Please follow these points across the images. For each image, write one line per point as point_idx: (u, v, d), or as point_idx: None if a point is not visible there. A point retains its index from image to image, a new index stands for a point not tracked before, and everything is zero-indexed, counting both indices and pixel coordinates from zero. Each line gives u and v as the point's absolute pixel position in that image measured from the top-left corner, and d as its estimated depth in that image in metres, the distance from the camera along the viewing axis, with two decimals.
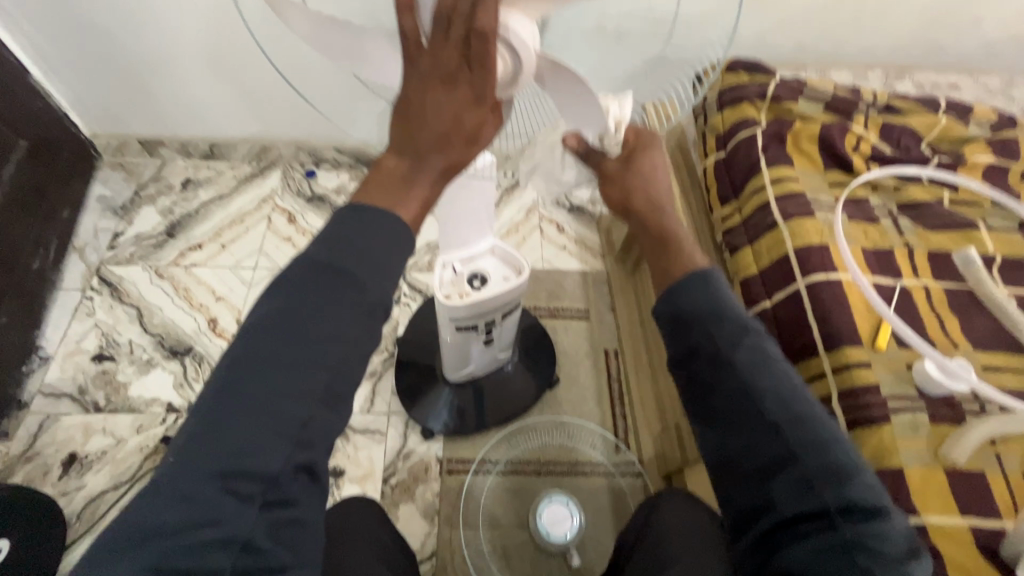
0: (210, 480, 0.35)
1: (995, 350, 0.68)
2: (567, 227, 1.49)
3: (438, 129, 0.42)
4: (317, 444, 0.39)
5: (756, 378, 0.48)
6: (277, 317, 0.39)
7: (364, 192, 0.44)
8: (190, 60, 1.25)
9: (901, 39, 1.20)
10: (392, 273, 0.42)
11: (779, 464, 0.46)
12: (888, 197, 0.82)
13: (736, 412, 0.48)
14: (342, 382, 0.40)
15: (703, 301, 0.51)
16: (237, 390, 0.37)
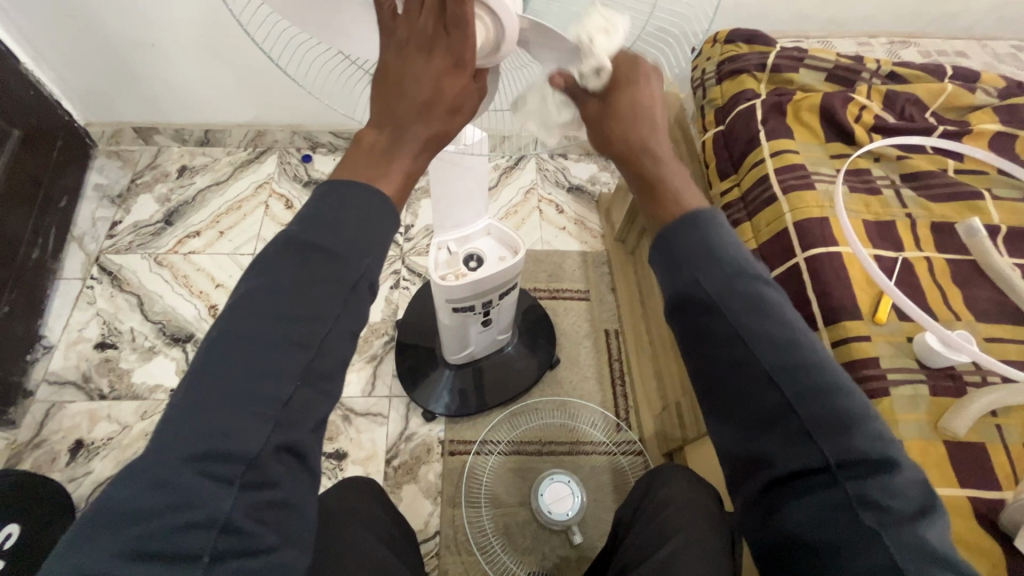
0: (188, 463, 0.35)
1: (998, 321, 0.67)
2: (566, 207, 1.48)
3: (417, 95, 0.41)
4: (300, 425, 0.39)
5: (752, 322, 0.42)
6: (254, 298, 0.39)
7: (344, 167, 0.43)
8: (179, 44, 1.23)
9: (907, 6, 1.17)
10: (373, 250, 0.41)
11: (778, 418, 0.41)
12: (891, 168, 0.80)
13: (731, 361, 0.42)
14: (324, 362, 0.40)
15: (695, 238, 0.43)
16: (214, 369, 0.37)
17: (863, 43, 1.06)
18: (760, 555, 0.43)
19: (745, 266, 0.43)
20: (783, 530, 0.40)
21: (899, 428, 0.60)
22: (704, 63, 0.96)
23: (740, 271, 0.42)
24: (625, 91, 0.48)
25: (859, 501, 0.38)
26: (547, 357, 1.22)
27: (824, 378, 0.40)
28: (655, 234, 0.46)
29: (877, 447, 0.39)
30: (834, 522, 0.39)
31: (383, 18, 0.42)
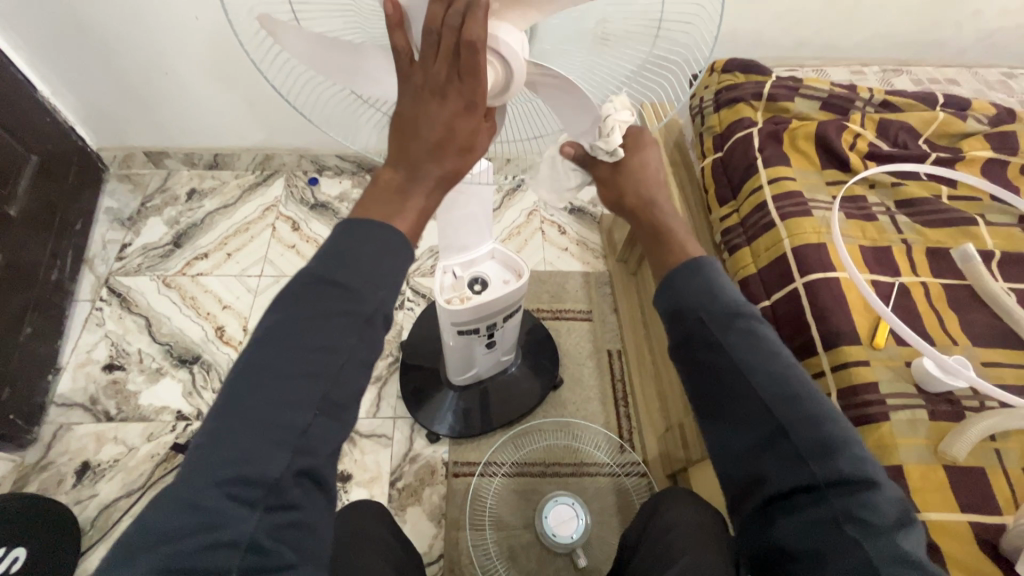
0: (214, 486, 0.36)
1: (995, 346, 0.68)
2: (568, 228, 1.50)
3: (431, 138, 0.44)
4: (318, 451, 0.40)
5: (746, 357, 0.48)
6: (278, 330, 0.40)
7: (362, 204, 0.45)
8: (194, 72, 1.27)
9: (898, 34, 1.20)
10: (390, 284, 0.43)
11: (769, 439, 0.47)
12: (886, 195, 0.82)
13: (729, 391, 0.49)
14: (341, 391, 0.41)
15: (698, 285, 0.51)
16: (238, 399, 0.38)
17: (856, 72, 1.09)
18: (761, 567, 0.48)
19: (741, 309, 0.49)
20: (774, 541, 0.45)
21: (899, 452, 0.61)
22: (702, 91, 0.99)
23: (738, 313, 0.49)
24: (634, 156, 0.60)
25: (845, 516, 0.42)
26: (550, 378, 1.23)
27: (810, 405, 0.46)
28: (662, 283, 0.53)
29: (861, 470, 0.43)
30: (820, 537, 0.43)
31: (401, 66, 0.43)
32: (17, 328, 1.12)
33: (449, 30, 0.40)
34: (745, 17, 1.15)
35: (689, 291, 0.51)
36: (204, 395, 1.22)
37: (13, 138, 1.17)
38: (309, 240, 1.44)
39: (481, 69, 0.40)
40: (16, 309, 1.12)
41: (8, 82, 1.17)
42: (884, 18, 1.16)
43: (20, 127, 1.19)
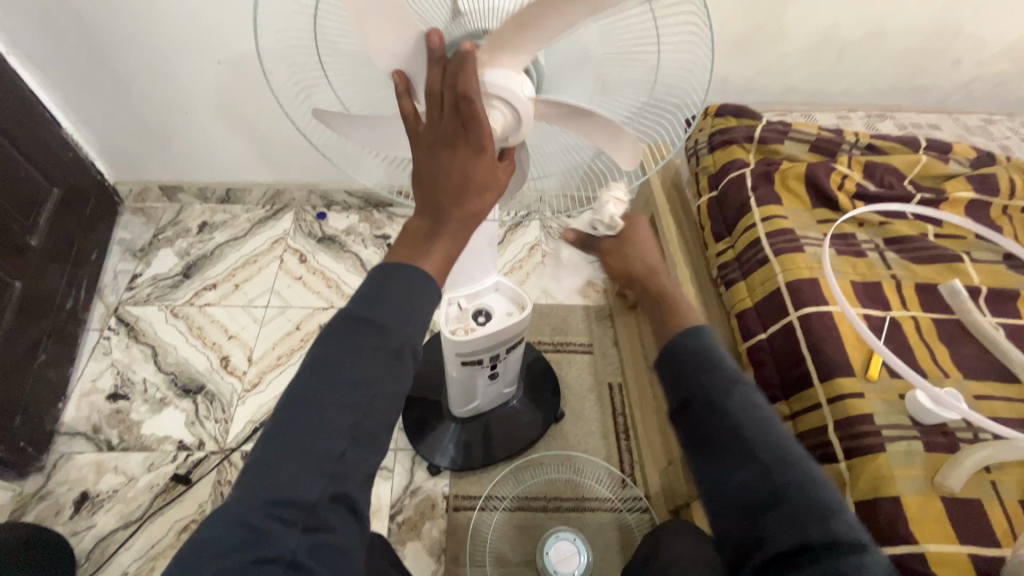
0: (257, 507, 0.38)
1: (986, 379, 0.70)
2: (569, 263, 1.53)
3: (450, 184, 0.46)
4: (350, 478, 0.42)
5: (747, 420, 0.49)
6: (319, 365, 0.43)
7: (394, 252, 0.48)
8: (212, 114, 1.34)
9: (882, 82, 1.27)
10: (416, 317, 0.46)
11: (768, 500, 0.46)
12: (875, 232, 0.85)
13: (728, 451, 0.49)
14: (374, 419, 0.43)
15: (699, 348, 0.53)
16: (285, 429, 0.41)
17: (843, 117, 1.15)
18: None
19: (741, 376, 0.52)
20: None
21: (897, 483, 0.62)
22: (697, 134, 1.04)
23: (737, 380, 0.52)
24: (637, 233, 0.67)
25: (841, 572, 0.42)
26: (552, 411, 1.24)
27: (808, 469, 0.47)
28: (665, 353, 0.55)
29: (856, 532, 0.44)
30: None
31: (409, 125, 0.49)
32: (31, 356, 1.14)
33: (448, 91, 0.46)
34: (736, 65, 1.22)
35: (690, 356, 0.53)
36: (206, 425, 1.22)
37: (37, 172, 1.22)
38: (316, 272, 1.47)
39: (479, 113, 0.44)
40: (30, 338, 1.14)
41: (37, 120, 1.23)
42: (867, 67, 1.23)
43: (45, 162, 1.25)
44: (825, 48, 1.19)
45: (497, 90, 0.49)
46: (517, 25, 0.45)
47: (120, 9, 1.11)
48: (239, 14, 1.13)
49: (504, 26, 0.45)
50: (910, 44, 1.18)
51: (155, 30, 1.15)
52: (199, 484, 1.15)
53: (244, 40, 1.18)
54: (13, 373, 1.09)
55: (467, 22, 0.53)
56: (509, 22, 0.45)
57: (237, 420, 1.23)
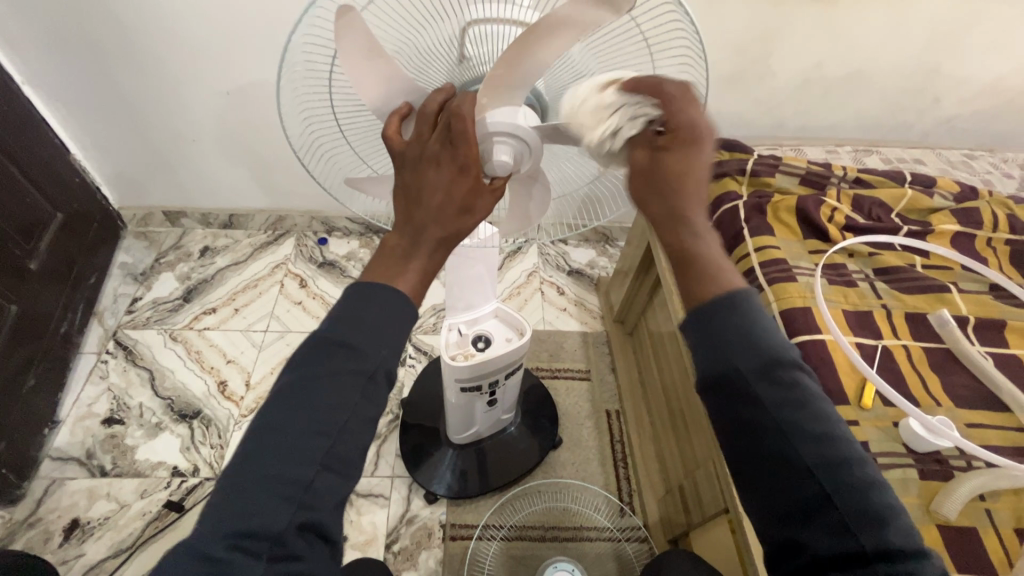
0: (223, 538, 0.38)
1: (976, 408, 0.71)
2: (566, 289, 1.55)
3: (432, 200, 0.48)
4: (320, 506, 0.42)
5: (793, 416, 0.43)
6: (287, 391, 0.43)
7: (368, 271, 0.49)
8: (217, 143, 1.37)
9: (868, 119, 1.32)
10: (391, 339, 0.46)
11: (814, 502, 0.42)
12: (864, 263, 0.88)
13: (770, 442, 0.44)
14: (345, 446, 0.43)
15: (738, 322, 0.44)
16: (253, 456, 0.41)
17: (831, 152, 1.19)
18: None
19: (784, 357, 0.44)
20: None
21: None
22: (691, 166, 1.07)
23: (781, 362, 0.44)
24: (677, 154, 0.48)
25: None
26: (549, 438, 1.24)
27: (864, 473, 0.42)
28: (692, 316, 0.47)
29: (911, 541, 0.40)
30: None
31: (395, 147, 0.51)
32: (22, 379, 1.14)
33: (445, 115, 0.49)
34: (728, 100, 1.27)
35: (727, 327, 0.44)
36: (201, 451, 1.21)
37: (42, 196, 1.25)
38: (316, 297, 1.49)
39: (468, 132, 0.47)
40: (21, 361, 1.14)
41: (46, 146, 1.26)
42: (853, 104, 1.28)
43: (51, 187, 1.27)
44: (812, 85, 1.24)
45: (500, 126, 0.52)
46: (508, 64, 0.49)
47: (131, 42, 1.15)
48: (248, 49, 1.17)
49: (494, 68, 0.48)
50: (892, 83, 1.24)
51: (165, 63, 1.19)
52: (193, 510, 1.14)
53: (252, 73, 1.22)
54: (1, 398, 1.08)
55: (474, 66, 0.57)
56: (498, 64, 0.48)
57: (233, 445, 1.22)
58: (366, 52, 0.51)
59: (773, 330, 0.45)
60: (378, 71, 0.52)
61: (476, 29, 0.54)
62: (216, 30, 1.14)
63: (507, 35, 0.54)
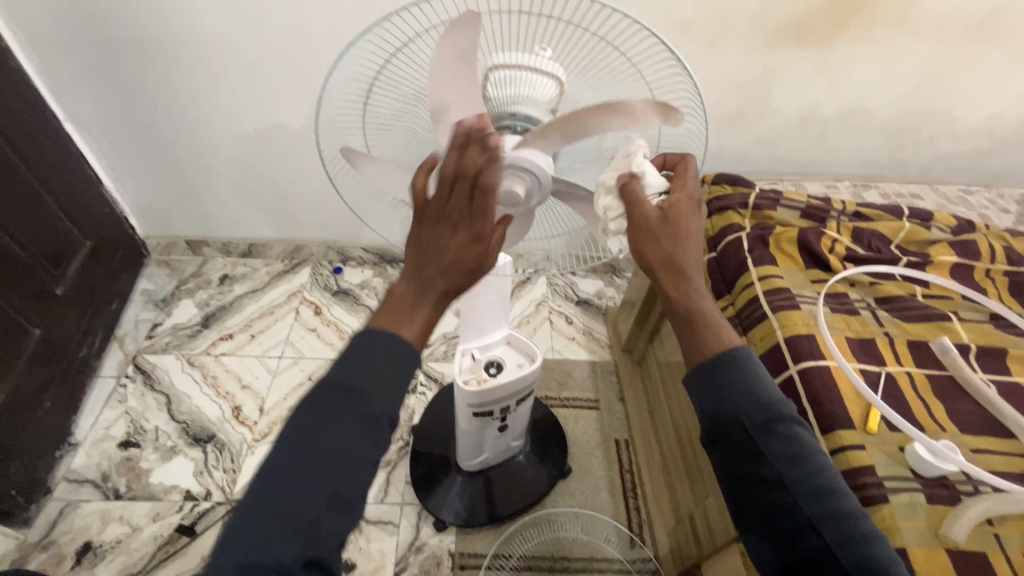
0: (233, 570, 0.40)
1: (981, 434, 0.73)
2: (574, 318, 1.58)
3: (445, 263, 0.52)
4: (326, 542, 0.44)
5: (791, 471, 0.52)
6: (299, 433, 0.46)
7: (377, 320, 0.52)
8: (240, 176, 1.43)
9: (866, 155, 1.37)
10: (396, 387, 0.49)
11: (818, 562, 0.50)
12: (866, 292, 0.91)
13: (774, 501, 0.52)
14: (351, 486, 0.46)
15: (740, 381, 0.53)
16: (263, 496, 0.44)
17: (831, 187, 1.24)
18: None
19: (783, 413, 0.53)
20: None
21: (902, 534, 0.63)
22: None
23: (780, 419, 0.53)
24: (673, 223, 0.55)
25: None
26: (558, 466, 1.24)
27: (853, 527, 0.51)
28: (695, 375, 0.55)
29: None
30: None
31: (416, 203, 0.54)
32: (38, 401, 1.17)
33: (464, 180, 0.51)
34: (730, 138, 1.33)
35: (731, 386, 0.53)
36: (214, 475, 1.22)
37: (74, 225, 1.31)
38: (330, 324, 1.52)
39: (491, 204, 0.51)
40: (39, 384, 1.17)
41: (81, 178, 1.33)
42: (850, 142, 1.34)
43: (82, 217, 1.33)
44: (811, 124, 1.30)
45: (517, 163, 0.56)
46: (564, 122, 0.53)
47: (164, 82, 1.23)
48: (274, 91, 1.25)
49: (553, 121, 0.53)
50: (888, 122, 1.29)
51: (195, 102, 1.27)
52: (203, 536, 1.14)
53: (276, 113, 1.30)
54: (16, 418, 1.11)
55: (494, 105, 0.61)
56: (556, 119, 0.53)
57: (245, 470, 1.23)
58: (456, 55, 0.55)
59: (767, 389, 0.54)
60: (458, 78, 0.56)
61: (500, 72, 0.60)
62: (246, 72, 1.22)
63: (528, 81, 0.60)
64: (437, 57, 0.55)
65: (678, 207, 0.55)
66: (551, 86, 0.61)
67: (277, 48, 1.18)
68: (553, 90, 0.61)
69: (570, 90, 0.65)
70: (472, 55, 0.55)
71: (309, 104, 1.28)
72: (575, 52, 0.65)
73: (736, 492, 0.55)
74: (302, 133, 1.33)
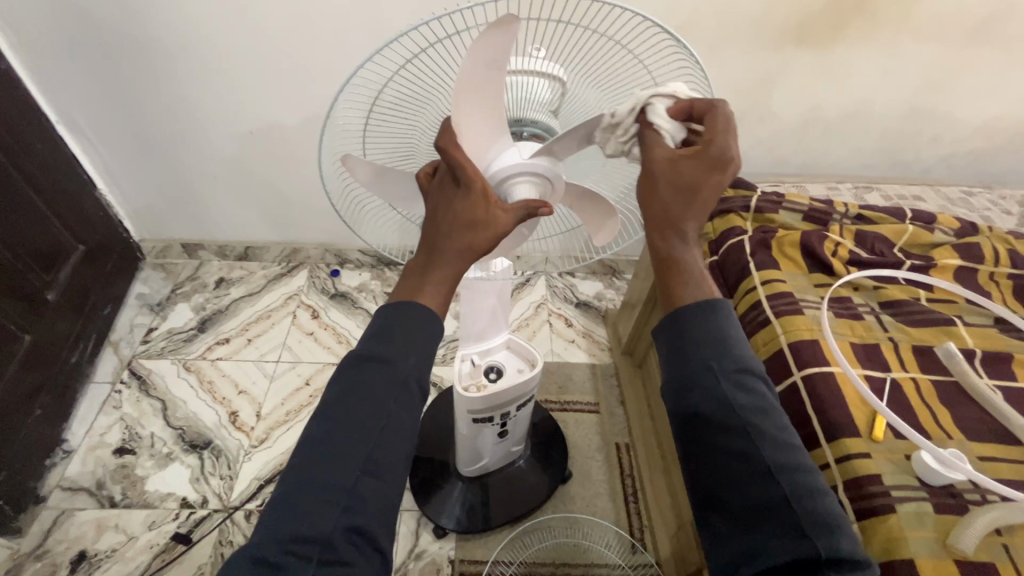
0: (275, 544, 0.40)
1: (988, 440, 0.72)
2: (574, 321, 1.57)
3: (448, 221, 0.51)
4: (366, 510, 0.42)
5: (755, 420, 0.48)
6: (332, 402, 0.45)
7: (396, 290, 0.52)
8: (233, 177, 1.41)
9: (867, 156, 1.36)
10: (423, 350, 0.49)
11: (766, 508, 0.46)
12: (870, 296, 0.90)
13: (725, 454, 0.48)
14: (386, 452, 0.44)
15: (711, 329, 0.51)
16: (302, 467, 0.43)
17: (832, 189, 1.23)
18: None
19: (749, 365, 0.50)
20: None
21: (910, 545, 0.63)
22: None
23: (744, 368, 0.50)
24: (693, 168, 0.51)
25: None
26: (559, 471, 1.23)
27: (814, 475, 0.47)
28: (666, 323, 0.53)
29: (855, 546, 0.44)
30: None
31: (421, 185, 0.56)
32: (28, 408, 1.15)
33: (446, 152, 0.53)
34: None
35: (703, 332, 0.51)
36: (211, 482, 1.21)
37: (67, 229, 1.29)
38: (327, 328, 1.51)
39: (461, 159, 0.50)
40: (30, 390, 1.16)
41: (73, 181, 1.31)
42: (851, 143, 1.33)
43: (74, 220, 1.32)
44: (811, 125, 1.29)
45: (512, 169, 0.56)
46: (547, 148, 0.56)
47: (155, 83, 1.22)
48: (269, 93, 1.24)
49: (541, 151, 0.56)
50: (889, 123, 1.29)
51: (188, 104, 1.26)
52: (200, 544, 1.13)
53: (271, 116, 1.28)
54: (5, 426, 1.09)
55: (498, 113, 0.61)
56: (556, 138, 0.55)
57: (243, 477, 1.22)
58: (488, 62, 0.50)
59: (739, 339, 0.51)
60: (486, 85, 0.52)
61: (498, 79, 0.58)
62: (239, 74, 1.20)
63: (526, 86, 0.59)
64: (470, 64, 0.49)
65: (716, 151, 0.50)
66: (551, 88, 0.60)
67: (271, 50, 1.16)
68: (553, 91, 0.61)
69: (571, 89, 0.63)
70: (502, 60, 0.51)
71: (303, 107, 1.27)
72: (574, 46, 0.61)
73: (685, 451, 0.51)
74: (296, 136, 1.32)
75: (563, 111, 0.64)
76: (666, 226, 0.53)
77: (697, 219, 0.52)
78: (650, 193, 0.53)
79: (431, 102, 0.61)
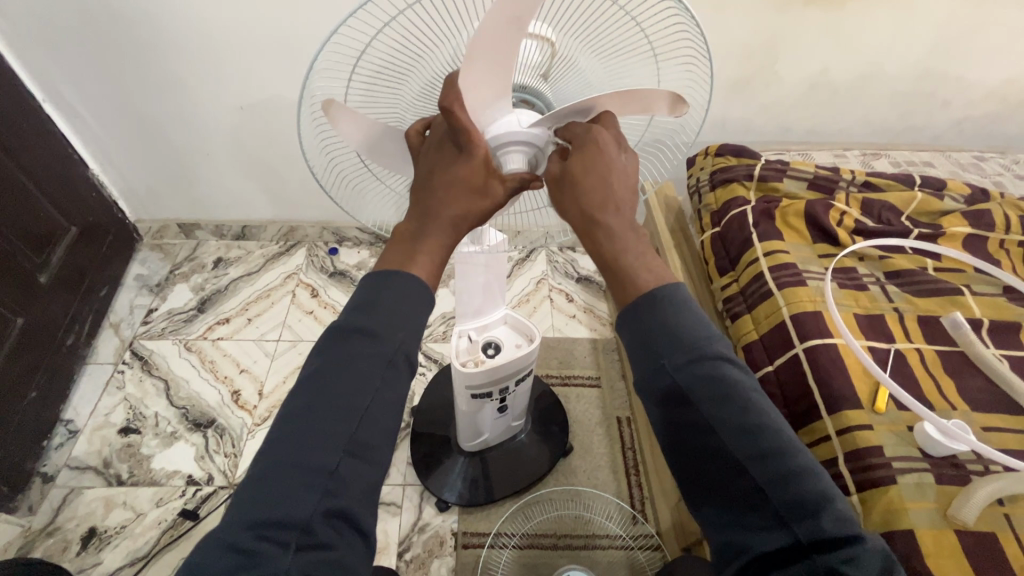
0: (248, 529, 0.39)
1: (993, 411, 0.71)
2: (575, 296, 1.56)
3: (445, 188, 0.50)
4: (346, 493, 0.42)
5: (717, 411, 0.46)
6: (316, 376, 0.44)
7: (384, 260, 0.50)
8: (224, 154, 1.39)
9: (875, 123, 1.32)
10: (413, 325, 0.47)
11: (748, 501, 0.45)
12: (874, 266, 0.88)
13: (701, 449, 0.47)
14: (368, 432, 0.44)
15: (666, 325, 0.47)
16: (279, 450, 0.42)
17: (839, 156, 1.19)
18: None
19: (708, 352, 0.47)
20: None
21: (909, 516, 0.63)
22: (698, 172, 1.07)
23: (703, 357, 0.46)
24: (580, 161, 0.50)
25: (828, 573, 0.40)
26: (559, 445, 1.23)
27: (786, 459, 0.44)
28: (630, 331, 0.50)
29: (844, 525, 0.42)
30: None
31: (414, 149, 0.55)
32: (22, 391, 1.15)
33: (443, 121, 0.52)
34: (734, 106, 1.27)
35: (660, 328, 0.47)
36: (216, 459, 1.22)
37: (58, 210, 1.27)
38: (326, 307, 1.50)
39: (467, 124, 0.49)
40: (24, 373, 1.16)
41: (64, 162, 1.29)
42: (861, 108, 1.28)
43: (66, 201, 1.30)
44: (819, 90, 1.24)
45: (508, 136, 0.55)
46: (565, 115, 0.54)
47: (139, 59, 1.18)
48: (258, 67, 1.20)
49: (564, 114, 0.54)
50: (900, 87, 1.24)
51: (175, 81, 1.22)
52: (207, 519, 1.15)
53: (262, 90, 1.25)
54: None
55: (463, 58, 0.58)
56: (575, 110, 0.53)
57: (246, 455, 1.23)
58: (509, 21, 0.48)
59: (692, 325, 0.48)
60: (504, 42, 0.49)
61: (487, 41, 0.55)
62: (223, 47, 1.16)
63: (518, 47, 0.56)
64: (486, 21, 0.46)
65: (582, 143, 0.51)
66: (541, 49, 0.57)
67: (257, 22, 1.12)
68: (543, 53, 0.58)
69: (563, 49, 0.60)
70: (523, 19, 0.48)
71: (296, 79, 1.23)
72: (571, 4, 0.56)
73: (669, 457, 0.50)
74: (288, 110, 1.29)
75: (555, 73, 0.61)
76: (587, 230, 0.51)
77: (613, 207, 0.50)
78: (558, 202, 0.52)
79: (415, 70, 0.58)
